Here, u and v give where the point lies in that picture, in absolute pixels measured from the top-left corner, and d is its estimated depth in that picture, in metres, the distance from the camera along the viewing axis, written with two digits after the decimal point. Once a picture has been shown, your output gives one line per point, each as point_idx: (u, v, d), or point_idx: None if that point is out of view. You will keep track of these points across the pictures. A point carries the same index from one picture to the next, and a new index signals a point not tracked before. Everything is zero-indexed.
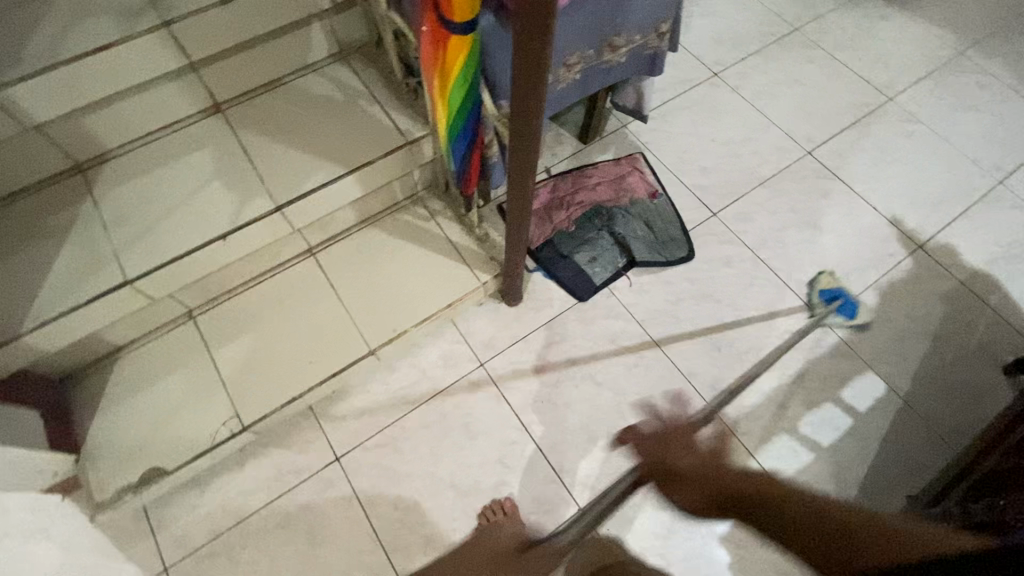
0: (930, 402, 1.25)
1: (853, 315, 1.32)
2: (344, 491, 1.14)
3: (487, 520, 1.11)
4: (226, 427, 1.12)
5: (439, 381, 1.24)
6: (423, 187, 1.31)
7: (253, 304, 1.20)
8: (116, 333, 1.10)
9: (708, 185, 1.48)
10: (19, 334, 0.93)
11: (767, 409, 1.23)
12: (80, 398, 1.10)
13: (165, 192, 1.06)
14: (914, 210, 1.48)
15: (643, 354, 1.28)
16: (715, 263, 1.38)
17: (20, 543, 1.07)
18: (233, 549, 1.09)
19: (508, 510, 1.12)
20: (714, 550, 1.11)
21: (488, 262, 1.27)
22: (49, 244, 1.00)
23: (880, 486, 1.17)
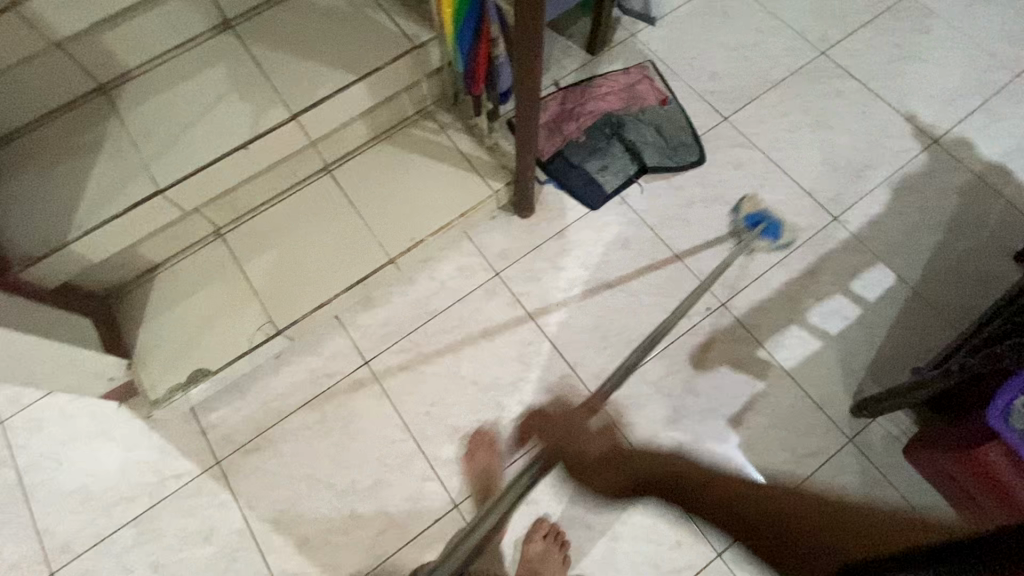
0: (939, 290, 1.27)
1: (776, 236, 1.30)
2: (375, 390, 1.22)
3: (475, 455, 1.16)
4: (261, 331, 1.19)
5: (457, 289, 1.29)
6: (432, 102, 1.33)
7: (277, 220, 1.25)
8: (153, 248, 1.17)
9: (718, 90, 1.47)
10: (66, 242, 0.99)
11: (776, 302, 1.27)
12: (124, 312, 1.18)
13: (184, 108, 1.10)
14: (930, 105, 1.45)
15: (655, 257, 1.31)
16: (726, 166, 1.39)
17: (87, 442, 1.19)
18: (277, 443, 1.18)
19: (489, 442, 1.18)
20: (727, 435, 1.17)
21: (499, 170, 1.30)
22: (84, 161, 1.05)
23: (886, 369, 1.21)
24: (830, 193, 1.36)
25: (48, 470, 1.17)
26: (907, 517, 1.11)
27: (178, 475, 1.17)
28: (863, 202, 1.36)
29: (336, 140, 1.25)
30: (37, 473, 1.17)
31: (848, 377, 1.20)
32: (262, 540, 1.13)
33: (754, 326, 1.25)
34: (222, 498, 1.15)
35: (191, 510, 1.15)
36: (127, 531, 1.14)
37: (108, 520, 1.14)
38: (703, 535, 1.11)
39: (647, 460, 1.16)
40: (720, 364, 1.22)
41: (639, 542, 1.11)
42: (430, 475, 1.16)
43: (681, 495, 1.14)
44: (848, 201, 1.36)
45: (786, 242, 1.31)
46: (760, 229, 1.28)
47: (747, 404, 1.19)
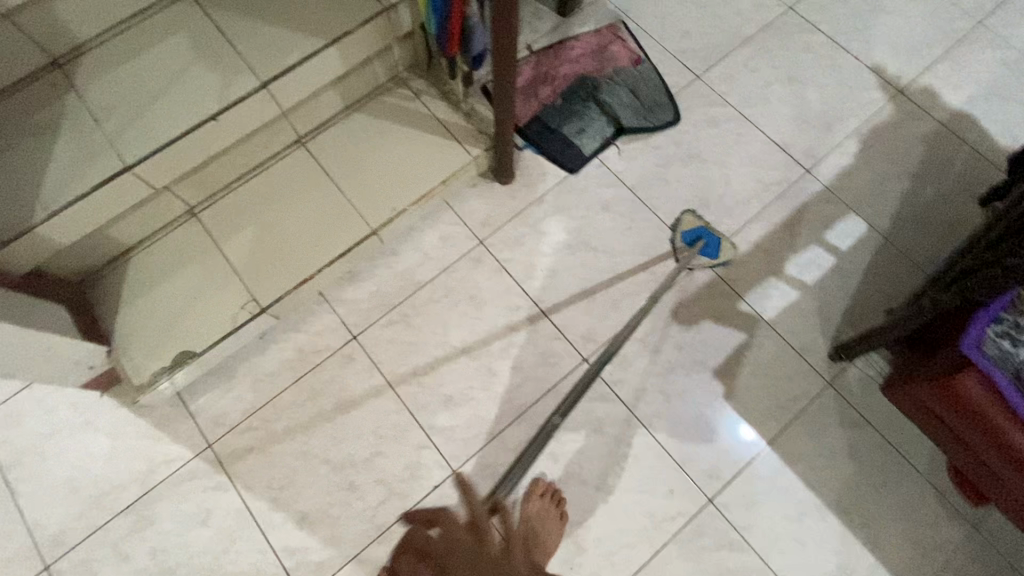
0: (907, 235, 1.31)
1: (716, 254, 1.28)
2: (364, 363, 1.22)
3: None
4: (245, 310, 1.17)
5: (441, 260, 1.28)
6: (405, 69, 1.31)
7: (251, 196, 1.22)
8: (126, 229, 1.13)
9: (691, 48, 1.47)
10: (32, 226, 0.95)
11: (755, 256, 1.29)
12: (100, 297, 1.15)
13: (147, 81, 1.06)
14: (895, 57, 1.48)
15: (636, 218, 1.32)
16: (702, 124, 1.40)
17: (71, 434, 1.16)
18: (270, 422, 1.18)
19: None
20: (713, 386, 1.21)
21: (478, 136, 1.29)
22: (44, 140, 1.01)
23: (861, 313, 1.25)
24: (802, 147, 1.39)
25: (33, 464, 1.14)
26: (884, 451, 1.16)
27: (169, 461, 1.15)
28: (834, 154, 1.39)
29: (309, 110, 1.22)
30: (22, 468, 1.14)
31: (824, 324, 1.24)
32: (261, 518, 1.13)
33: (734, 280, 1.28)
34: (217, 480, 1.14)
35: (185, 495, 1.14)
36: (122, 519, 1.12)
37: (100, 510, 1.12)
38: (694, 483, 1.15)
39: (637, 414, 1.19)
40: (703, 319, 1.25)
41: (632, 493, 1.15)
42: (426, 443, 1.17)
43: (671, 447, 1.17)
44: (820, 154, 1.39)
45: (727, 260, 1.29)
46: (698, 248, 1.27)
47: (731, 355, 1.22)
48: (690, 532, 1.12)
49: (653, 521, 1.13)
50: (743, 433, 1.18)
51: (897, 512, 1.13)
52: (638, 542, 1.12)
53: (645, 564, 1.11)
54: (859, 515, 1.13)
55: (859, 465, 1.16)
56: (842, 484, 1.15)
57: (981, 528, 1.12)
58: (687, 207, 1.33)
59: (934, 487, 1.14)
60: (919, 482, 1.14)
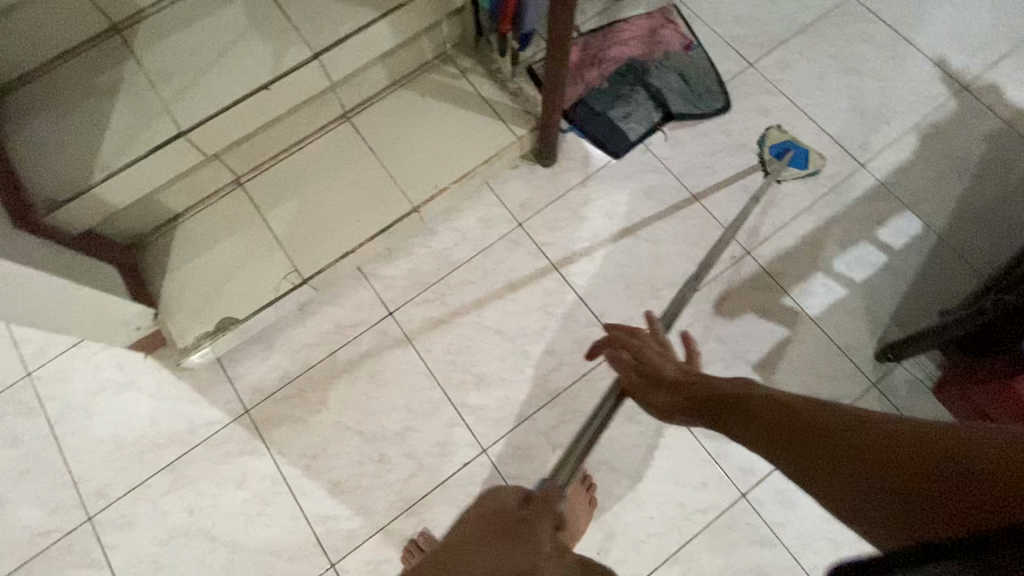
0: (963, 236, 1.26)
1: (805, 164, 1.31)
2: (400, 340, 1.22)
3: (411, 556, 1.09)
4: (287, 280, 1.19)
5: (479, 241, 1.28)
6: (452, 46, 1.30)
7: (297, 169, 1.23)
8: (175, 196, 1.15)
9: (744, 35, 1.43)
10: (89, 185, 0.98)
11: (801, 251, 1.26)
12: (148, 261, 1.18)
13: (200, 49, 1.08)
14: (961, 51, 1.41)
15: (679, 206, 1.30)
16: (752, 114, 1.36)
17: (116, 392, 1.20)
18: (305, 392, 1.19)
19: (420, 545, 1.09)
20: (751, 380, 1.18)
21: (524, 116, 1.27)
22: (102, 104, 1.03)
23: (911, 314, 1.21)
24: (856, 141, 1.34)
25: (79, 418, 1.18)
26: None
27: (208, 423, 1.18)
28: (890, 148, 1.33)
29: (356, 84, 1.22)
30: (69, 422, 1.18)
31: (872, 323, 1.20)
32: (294, 484, 1.15)
33: (779, 274, 1.24)
34: (252, 445, 1.17)
35: (222, 457, 1.16)
36: (161, 477, 1.15)
37: (141, 467, 1.16)
38: (727, 477, 1.13)
39: None
40: (745, 312, 1.22)
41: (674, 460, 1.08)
42: (458, 421, 1.18)
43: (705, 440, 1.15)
44: (875, 148, 1.33)
45: (817, 170, 1.31)
46: (787, 160, 1.29)
47: (772, 350, 1.19)
48: (721, 526, 1.11)
49: (683, 513, 1.11)
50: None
51: None
52: (668, 532, 1.11)
53: (673, 555, 1.10)
54: None
55: None
56: None
57: None
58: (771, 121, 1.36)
59: None
60: None
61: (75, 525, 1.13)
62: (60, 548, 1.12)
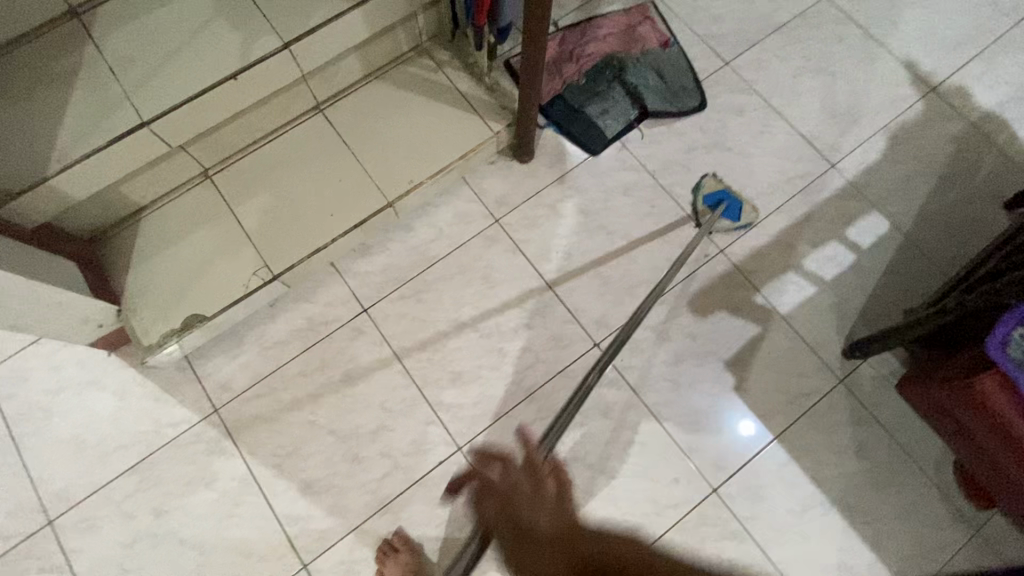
0: (929, 236, 1.29)
1: (738, 217, 1.28)
2: (374, 337, 1.21)
3: (385, 560, 1.08)
4: (257, 276, 1.15)
5: (455, 237, 1.27)
6: (428, 38, 1.28)
7: (267, 161, 1.20)
8: (139, 188, 1.12)
9: (721, 34, 1.43)
10: (46, 177, 0.94)
11: (773, 249, 1.28)
12: (110, 255, 1.14)
13: (166, 38, 1.04)
14: (928, 53, 1.44)
15: (655, 203, 1.30)
16: (728, 112, 1.37)
17: (78, 392, 1.16)
18: (276, 390, 1.17)
19: (396, 546, 1.09)
20: (724, 378, 1.20)
21: (501, 110, 1.26)
22: (60, 91, 0.98)
23: (878, 311, 1.24)
24: (827, 141, 1.36)
25: (38, 419, 1.14)
26: (891, 450, 1.16)
27: (175, 423, 1.15)
28: (860, 149, 1.36)
29: (329, 76, 1.19)
30: (27, 423, 1.14)
31: (840, 320, 1.23)
32: (265, 485, 1.13)
33: (752, 272, 1.26)
34: (222, 445, 1.14)
35: (190, 457, 1.14)
36: (126, 479, 1.12)
37: (105, 468, 1.12)
38: (699, 473, 1.15)
39: (647, 401, 1.18)
40: (718, 309, 1.23)
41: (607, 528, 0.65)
42: (433, 419, 1.17)
43: (678, 436, 1.17)
44: (846, 148, 1.36)
45: (749, 224, 1.28)
46: (720, 211, 1.26)
47: (744, 347, 1.21)
48: (692, 520, 1.12)
49: (656, 507, 1.13)
50: (751, 425, 1.17)
51: (901, 511, 1.13)
52: (641, 527, 1.12)
53: None
54: (862, 511, 1.13)
55: (866, 462, 1.15)
56: (848, 480, 1.14)
57: (984, 531, 1.11)
58: (705, 171, 1.33)
59: (940, 487, 1.13)
60: (926, 482, 1.14)
61: (35, 529, 1.09)
62: (19, 553, 1.08)
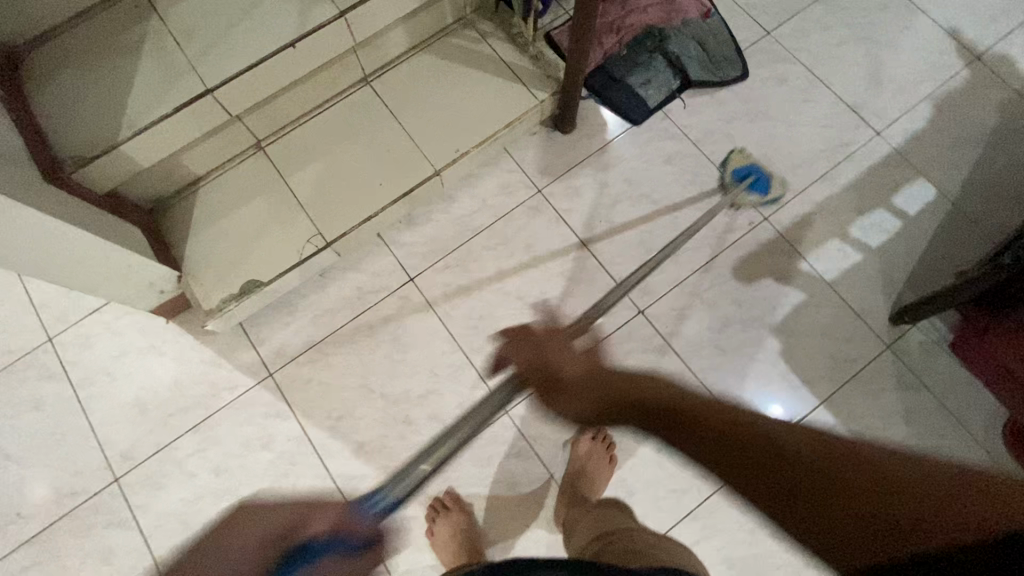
0: (976, 204, 1.28)
1: (767, 191, 1.27)
2: (420, 305, 1.23)
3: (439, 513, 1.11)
4: (311, 243, 1.18)
5: (498, 208, 1.28)
6: (472, 10, 1.30)
7: (316, 133, 1.23)
8: (197, 158, 1.15)
9: (762, 4, 1.42)
10: (117, 142, 0.97)
11: (817, 217, 1.27)
12: (170, 224, 1.17)
13: (224, 7, 1.07)
14: (975, 20, 1.42)
15: (698, 172, 1.30)
16: (770, 82, 1.37)
17: (139, 357, 1.20)
18: (327, 356, 1.20)
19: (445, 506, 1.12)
20: (770, 343, 1.20)
21: (546, 80, 1.27)
22: (127, 61, 1.02)
23: (926, 279, 1.23)
24: (872, 110, 1.35)
25: (103, 383, 1.19)
26: (940, 416, 1.15)
27: (233, 387, 1.19)
28: (904, 117, 1.35)
29: (378, 47, 1.21)
30: (92, 386, 1.19)
31: (887, 287, 1.23)
32: (320, 446, 1.16)
33: (796, 241, 1.26)
34: (277, 408, 1.18)
35: (247, 419, 1.17)
36: (187, 439, 1.17)
37: (167, 429, 1.17)
38: None
39: (690, 367, 1.19)
40: (763, 276, 1.24)
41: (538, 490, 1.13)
42: (480, 383, 1.19)
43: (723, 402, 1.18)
44: (891, 116, 1.35)
45: (777, 197, 1.28)
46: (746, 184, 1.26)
47: (789, 314, 1.22)
48: None
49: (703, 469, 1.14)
50: (779, 408, 1.17)
51: None
52: (688, 489, 1.13)
53: (693, 511, 1.13)
54: None
55: (914, 428, 1.15)
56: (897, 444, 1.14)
57: None
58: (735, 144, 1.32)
59: (989, 450, 1.13)
60: (975, 448, 1.13)
61: (103, 486, 1.14)
62: (88, 508, 1.13)
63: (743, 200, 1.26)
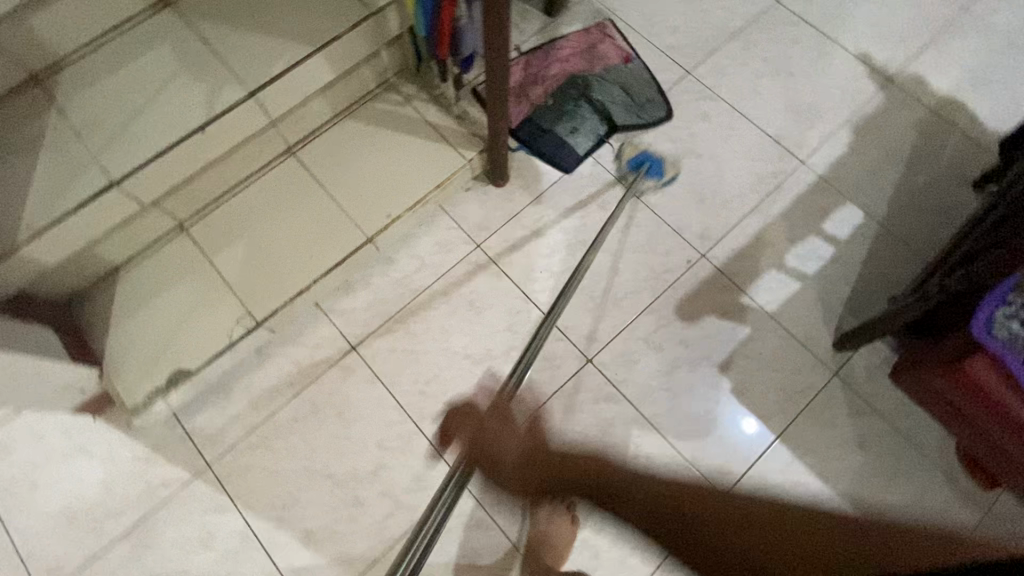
0: (903, 221, 1.32)
1: (662, 172, 1.33)
2: (365, 373, 1.19)
3: None
4: (241, 324, 1.15)
5: (438, 266, 1.26)
6: (394, 74, 1.30)
7: (241, 210, 1.20)
8: (113, 248, 1.11)
9: (681, 45, 1.46)
10: (16, 246, 0.93)
11: (754, 249, 1.29)
12: (89, 319, 1.12)
13: (130, 96, 1.05)
14: (882, 45, 1.48)
15: (634, 213, 1.31)
16: (695, 119, 1.40)
17: (63, 463, 1.12)
18: (269, 439, 1.15)
19: None
20: (721, 380, 1.20)
21: (471, 139, 1.28)
22: (25, 158, 0.99)
23: (862, 301, 1.25)
24: (795, 139, 1.39)
25: (24, 495, 1.10)
26: (895, 440, 1.15)
27: (168, 483, 1.12)
28: (826, 144, 1.39)
29: (298, 119, 1.20)
30: (11, 498, 1.10)
31: (827, 313, 1.24)
32: (265, 539, 1.10)
33: (736, 275, 1.27)
34: (218, 501, 1.11)
35: (186, 517, 1.10)
36: (121, 545, 1.09)
37: (97, 538, 1.09)
38: (706, 480, 1.14)
39: (645, 413, 1.18)
40: (708, 313, 1.24)
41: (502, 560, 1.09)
42: (432, 452, 1.15)
43: (681, 447, 1.16)
44: (813, 144, 1.39)
45: (674, 175, 1.34)
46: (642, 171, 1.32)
47: (737, 348, 1.22)
48: (705, 530, 1.11)
49: (666, 520, 1.11)
50: (751, 426, 1.17)
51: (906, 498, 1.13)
52: (652, 542, 1.10)
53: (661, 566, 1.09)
54: (875, 506, 1.12)
55: (869, 455, 1.15)
56: (855, 476, 1.14)
57: (993, 513, 1.11)
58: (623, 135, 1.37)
59: (944, 470, 1.13)
60: (931, 470, 1.13)
61: None
62: None
63: (643, 187, 1.32)
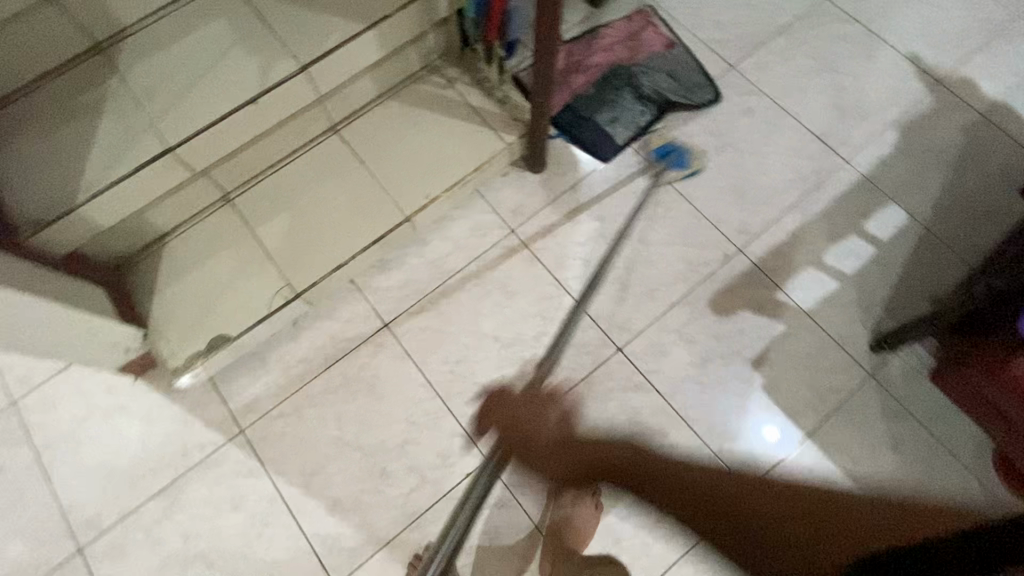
0: (947, 225, 1.29)
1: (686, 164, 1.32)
2: (396, 350, 1.21)
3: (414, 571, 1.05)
4: (280, 294, 1.17)
5: (472, 249, 1.27)
6: (438, 56, 1.31)
7: (284, 184, 1.23)
8: (161, 215, 1.14)
9: (725, 39, 1.45)
10: (74, 206, 0.96)
11: (792, 246, 1.27)
12: (135, 283, 1.16)
13: (186, 68, 1.09)
14: (932, 46, 1.45)
15: (670, 205, 1.30)
16: (736, 113, 1.38)
17: (104, 420, 1.16)
18: (301, 408, 1.17)
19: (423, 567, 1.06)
20: (753, 376, 1.18)
21: (512, 123, 1.29)
22: (85, 123, 1.03)
23: (901, 303, 1.23)
24: (839, 138, 1.37)
25: (66, 449, 1.15)
26: (930, 444, 1.13)
27: (202, 445, 1.15)
28: (870, 144, 1.36)
29: (343, 97, 1.22)
30: (54, 451, 1.14)
31: (865, 315, 1.22)
32: (293, 505, 1.12)
33: (772, 271, 1.25)
34: (249, 466, 1.14)
35: (218, 479, 1.13)
36: (155, 502, 1.12)
37: (133, 493, 1.12)
38: (733, 475, 1.13)
39: (674, 404, 1.17)
40: (742, 308, 1.23)
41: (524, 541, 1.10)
42: (460, 431, 1.16)
43: (708, 439, 1.15)
44: (857, 143, 1.36)
45: (698, 168, 1.33)
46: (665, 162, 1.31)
47: (770, 345, 1.20)
48: (729, 524, 1.10)
49: (691, 512, 1.11)
50: (775, 431, 1.15)
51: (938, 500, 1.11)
52: (676, 533, 1.10)
53: (683, 556, 1.09)
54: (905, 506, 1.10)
55: (902, 458, 1.13)
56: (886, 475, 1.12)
57: None
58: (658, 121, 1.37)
59: (979, 478, 1.11)
60: (965, 477, 1.11)
61: (65, 556, 1.09)
62: None
63: (664, 179, 1.32)
